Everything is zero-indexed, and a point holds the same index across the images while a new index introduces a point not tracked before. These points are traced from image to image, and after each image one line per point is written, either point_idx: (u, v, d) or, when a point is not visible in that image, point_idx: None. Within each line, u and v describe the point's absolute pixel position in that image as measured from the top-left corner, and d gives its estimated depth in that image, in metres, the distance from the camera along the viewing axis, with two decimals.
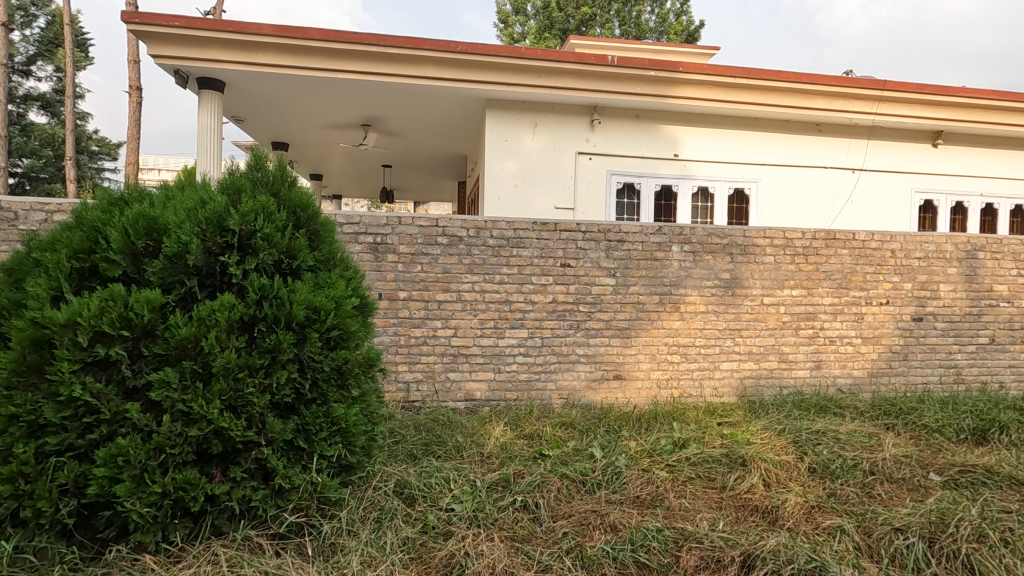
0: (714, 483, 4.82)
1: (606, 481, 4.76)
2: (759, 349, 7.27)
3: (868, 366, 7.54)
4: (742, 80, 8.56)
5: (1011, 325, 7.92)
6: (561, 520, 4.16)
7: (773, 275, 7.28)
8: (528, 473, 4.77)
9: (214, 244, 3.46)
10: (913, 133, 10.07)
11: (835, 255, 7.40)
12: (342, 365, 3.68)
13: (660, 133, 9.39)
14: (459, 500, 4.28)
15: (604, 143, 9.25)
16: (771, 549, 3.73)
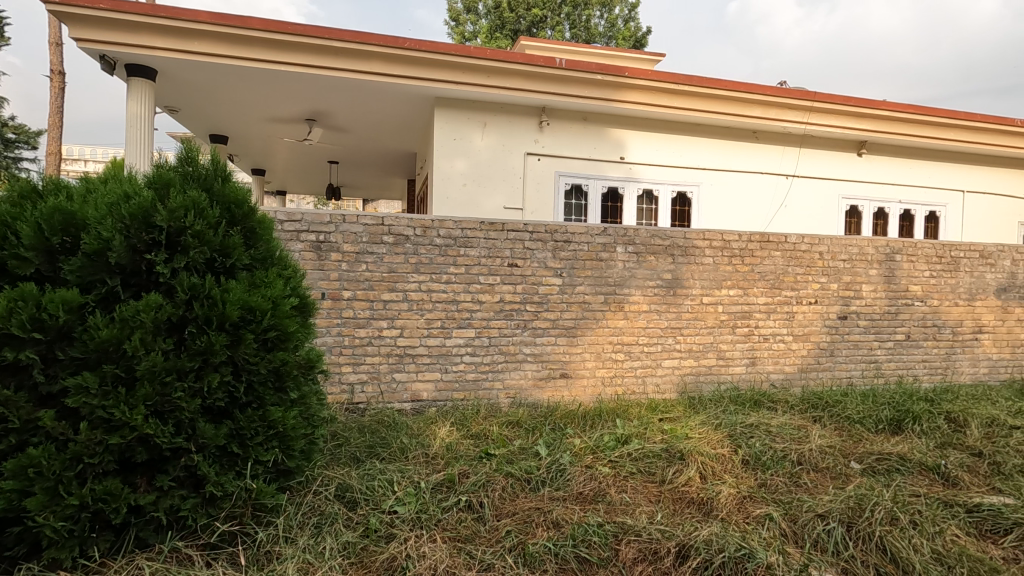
0: (655, 475, 3.04)
1: (554, 479, 2.96)
2: (771, 339, 4.81)
3: (938, 350, 5.29)
4: (690, 91, 5.85)
5: None
6: (506, 520, 2.57)
7: (717, 275, 4.67)
8: (473, 472, 2.96)
9: (141, 241, 2.10)
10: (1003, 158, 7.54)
11: (766, 257, 4.78)
12: (285, 364, 2.32)
13: (610, 137, 6.23)
14: (405, 502, 2.64)
15: (553, 145, 6.07)
16: (703, 537, 2.31)
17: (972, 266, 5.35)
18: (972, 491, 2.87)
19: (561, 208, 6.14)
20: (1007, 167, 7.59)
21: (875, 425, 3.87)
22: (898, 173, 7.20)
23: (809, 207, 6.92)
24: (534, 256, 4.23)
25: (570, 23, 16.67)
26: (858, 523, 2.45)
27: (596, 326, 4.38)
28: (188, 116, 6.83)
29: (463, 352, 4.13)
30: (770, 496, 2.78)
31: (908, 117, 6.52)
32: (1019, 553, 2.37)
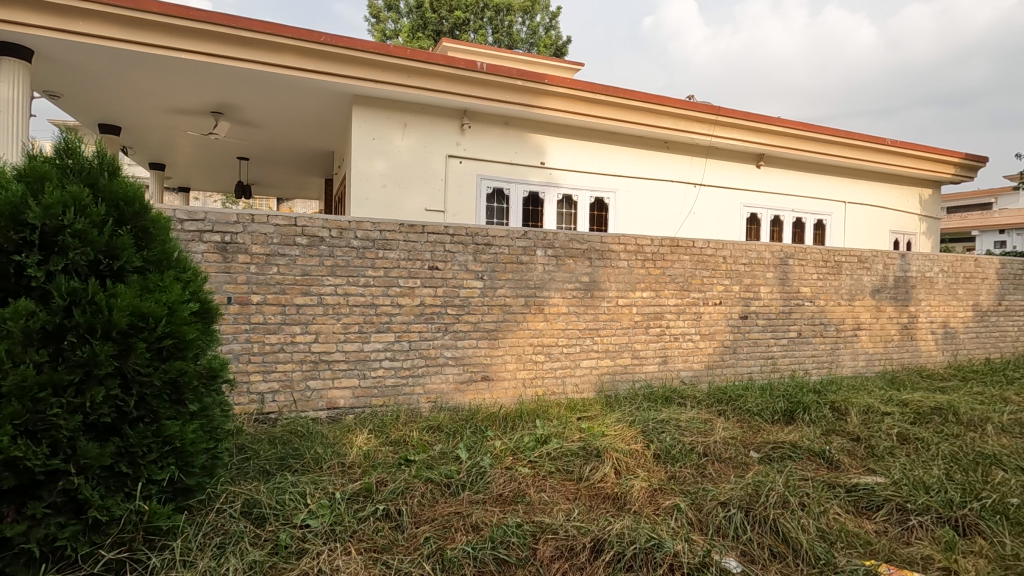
0: (573, 473, 3.12)
1: (474, 482, 2.96)
2: (681, 338, 5.09)
3: (826, 346, 5.83)
4: (606, 100, 6.09)
5: (957, 310, 6.72)
6: (425, 526, 2.53)
7: (632, 278, 4.87)
8: (392, 480, 2.90)
9: (8, 241, 1.87)
10: (877, 174, 8.44)
11: (676, 261, 5.05)
12: (184, 374, 2.17)
13: (531, 142, 6.33)
14: (318, 514, 2.53)
15: (475, 148, 6.08)
16: (616, 531, 2.39)
17: (852, 269, 5.94)
18: (851, 473, 3.19)
19: (483, 211, 6.16)
20: (880, 182, 8.51)
21: (771, 416, 4.19)
22: (792, 184, 7.86)
23: (714, 214, 7.39)
24: (454, 259, 4.21)
25: (493, 27, 16.75)
26: (755, 507, 2.65)
27: (517, 328, 4.43)
28: (73, 102, 6.18)
29: (382, 357, 4.03)
30: (678, 487, 2.94)
31: (799, 134, 7.15)
32: (888, 526, 2.65)
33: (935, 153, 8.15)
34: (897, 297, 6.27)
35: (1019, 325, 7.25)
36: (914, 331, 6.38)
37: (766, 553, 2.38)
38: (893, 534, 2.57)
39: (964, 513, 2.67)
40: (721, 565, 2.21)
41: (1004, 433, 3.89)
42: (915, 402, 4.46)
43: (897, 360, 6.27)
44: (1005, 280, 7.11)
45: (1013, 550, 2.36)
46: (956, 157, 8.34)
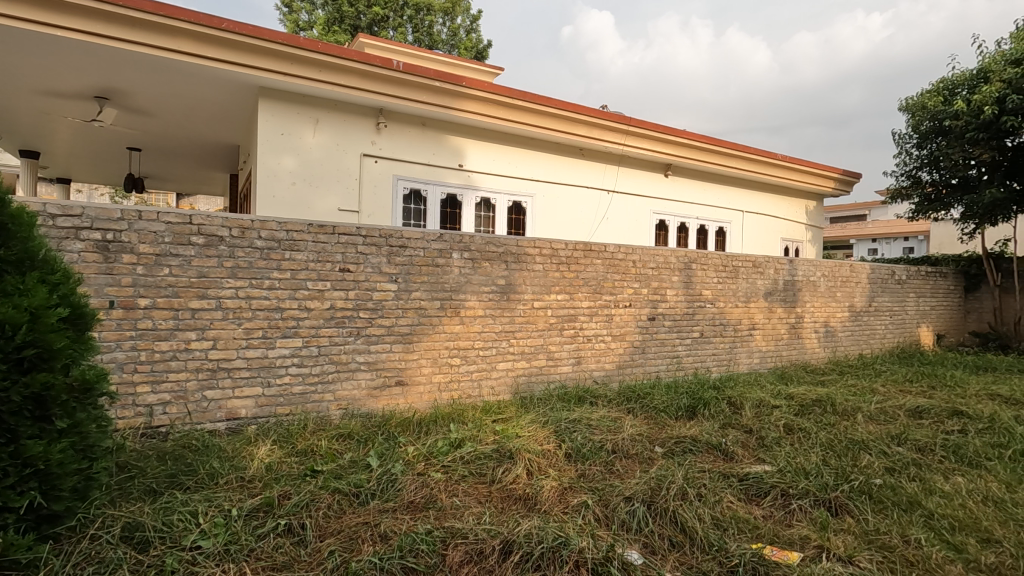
0: (486, 476, 3.13)
1: (384, 490, 2.89)
2: (593, 339, 5.26)
3: (725, 345, 6.26)
4: (521, 105, 6.19)
5: (835, 310, 7.44)
6: (330, 539, 2.44)
7: (546, 281, 4.97)
8: (296, 492, 2.77)
9: None
10: (769, 187, 9.19)
11: (589, 265, 5.21)
12: (49, 388, 1.95)
13: (449, 144, 6.30)
14: (210, 534, 2.36)
15: (390, 149, 5.95)
16: (525, 532, 2.42)
17: (747, 274, 6.41)
18: (743, 463, 3.43)
19: (399, 213, 6.04)
20: (772, 193, 9.27)
21: (674, 412, 4.43)
22: (696, 193, 8.37)
23: (626, 220, 7.71)
24: (367, 261, 4.09)
25: (413, 26, 16.51)
26: (656, 501, 2.79)
27: (432, 332, 4.38)
28: None
29: (288, 363, 3.84)
30: (587, 485, 3.03)
31: (700, 146, 7.64)
32: (773, 510, 2.87)
33: (817, 169, 9.00)
34: (786, 299, 6.84)
35: (886, 324, 8.16)
36: (800, 330, 6.99)
37: (665, 543, 2.50)
38: (778, 517, 2.78)
39: (836, 495, 2.94)
40: (624, 559, 2.28)
41: (872, 420, 4.36)
42: (799, 396, 4.89)
43: (785, 356, 6.84)
44: (874, 284, 7.98)
45: (874, 526, 2.64)
46: (833, 173, 9.25)
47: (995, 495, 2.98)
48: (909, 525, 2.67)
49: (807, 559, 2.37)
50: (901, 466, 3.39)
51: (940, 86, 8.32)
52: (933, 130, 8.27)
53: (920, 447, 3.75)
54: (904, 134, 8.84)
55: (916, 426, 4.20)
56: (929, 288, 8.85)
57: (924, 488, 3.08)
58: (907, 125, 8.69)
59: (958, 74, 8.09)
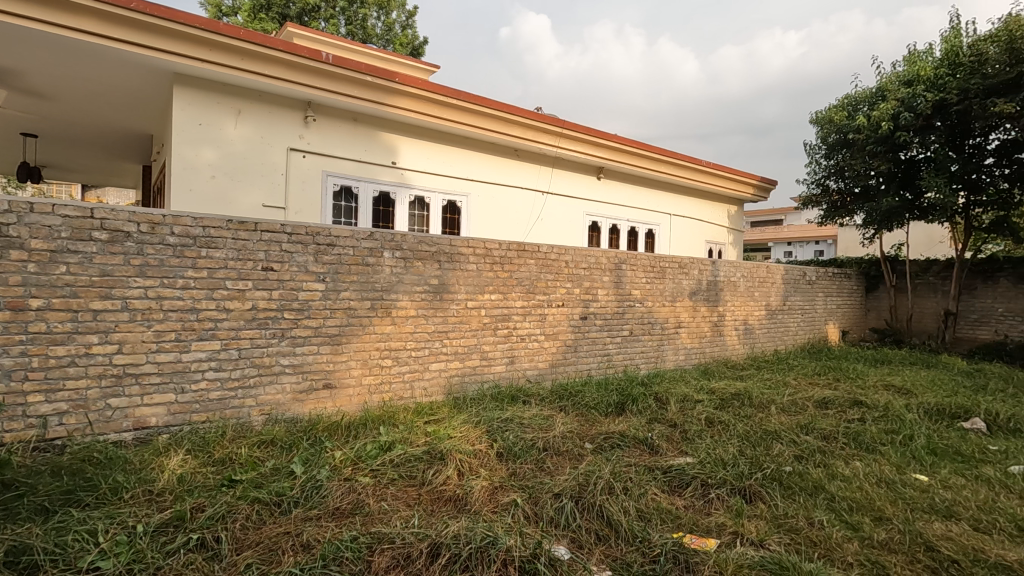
0: (416, 478, 3.09)
1: (308, 497, 2.78)
2: (526, 339, 5.31)
3: (653, 342, 6.50)
4: (456, 103, 6.16)
5: (754, 309, 7.90)
6: (247, 551, 2.31)
7: (480, 281, 4.97)
8: (211, 504, 2.61)
9: None
10: (695, 192, 9.63)
11: (522, 265, 5.25)
12: None
13: (381, 141, 6.16)
14: (111, 554, 2.19)
15: (319, 143, 5.74)
16: (453, 533, 2.39)
17: (674, 275, 6.69)
18: (667, 456, 3.57)
19: (329, 210, 5.84)
20: (697, 198, 9.72)
21: (605, 408, 4.56)
22: (627, 196, 8.63)
23: (560, 221, 7.83)
24: (292, 259, 3.93)
25: (346, 18, 16.07)
26: (584, 496, 2.85)
27: (362, 333, 4.27)
28: None
29: (204, 367, 3.61)
30: (517, 483, 3.06)
31: (630, 150, 7.90)
32: (694, 500, 3.00)
33: (737, 175, 9.53)
34: (709, 298, 7.19)
35: (798, 322, 8.75)
36: (722, 328, 7.37)
37: (592, 537, 2.56)
38: (698, 506, 2.91)
39: (750, 483, 3.11)
40: (551, 554, 2.31)
41: (784, 412, 4.66)
42: (720, 390, 5.15)
43: (708, 353, 7.20)
44: (788, 284, 8.54)
45: (783, 511, 2.82)
46: (751, 180, 9.83)
47: (887, 477, 3.27)
48: (813, 507, 2.87)
49: (722, 545, 2.50)
50: (808, 453, 3.65)
51: (845, 102, 9.02)
52: (839, 142, 8.96)
53: (825, 435, 4.05)
54: (814, 145, 9.52)
55: (822, 415, 4.54)
56: (835, 288, 9.58)
57: (827, 473, 3.33)
58: (817, 136, 9.37)
59: (860, 91, 8.81)
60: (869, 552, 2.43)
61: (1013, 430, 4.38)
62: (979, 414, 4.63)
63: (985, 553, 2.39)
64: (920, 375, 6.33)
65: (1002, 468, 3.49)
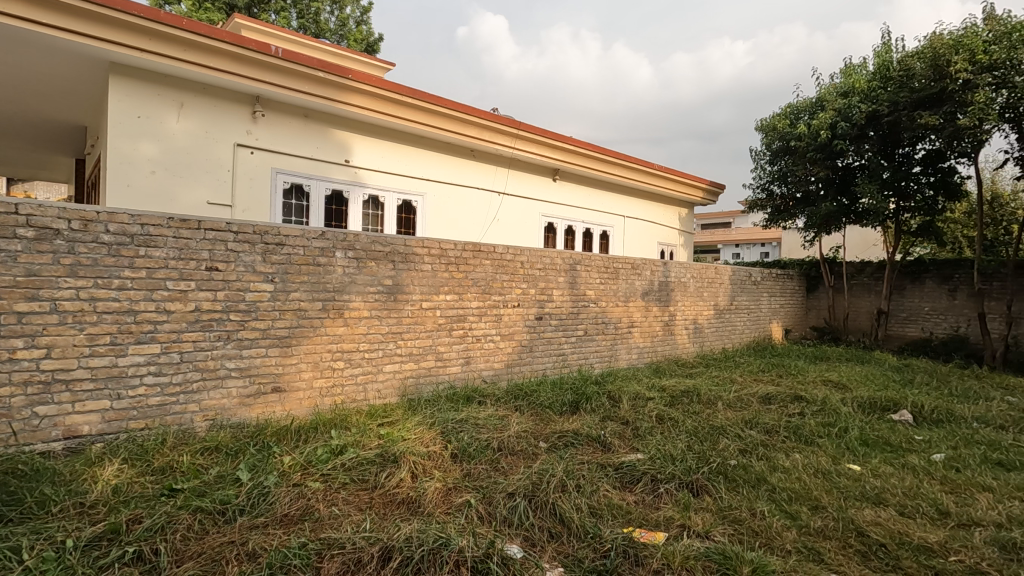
0: (368, 482, 3.04)
1: (254, 505, 2.69)
2: (482, 339, 5.31)
3: (607, 342, 6.62)
4: (411, 102, 6.10)
5: (703, 308, 8.16)
6: (189, 563, 2.22)
7: (435, 282, 4.94)
8: (149, 515, 2.50)
9: None
10: (647, 194, 9.87)
11: (478, 265, 5.25)
12: None
13: (333, 138, 6.03)
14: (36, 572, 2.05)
15: (268, 140, 5.56)
16: (405, 537, 2.37)
17: (627, 275, 6.83)
18: (619, 453, 3.64)
19: (278, 209, 5.67)
20: (650, 201, 9.97)
21: (559, 407, 4.61)
22: (582, 198, 8.77)
23: (516, 221, 7.87)
24: (239, 259, 3.79)
25: (297, 11, 15.66)
26: (537, 495, 2.87)
27: (313, 334, 4.17)
28: None
29: (142, 372, 3.44)
30: (471, 484, 3.06)
31: (585, 153, 8.03)
32: (644, 495, 3.08)
33: (687, 179, 9.83)
34: (660, 299, 7.39)
35: (744, 321, 9.10)
36: (673, 327, 7.58)
37: (544, 535, 2.59)
38: (648, 501, 2.99)
39: (697, 477, 3.22)
40: (503, 554, 2.32)
41: (730, 407, 4.84)
42: (670, 388, 5.30)
43: (660, 352, 7.39)
44: (735, 284, 8.87)
45: (728, 503, 2.93)
46: (701, 183, 10.16)
47: (823, 468, 3.44)
48: (755, 499, 2.99)
49: (670, 538, 2.57)
50: (751, 447, 3.81)
51: (788, 111, 9.44)
52: (782, 149, 9.37)
53: (767, 430, 4.22)
54: (759, 152, 9.92)
55: (765, 410, 4.74)
56: (779, 288, 10.01)
57: (769, 466, 3.47)
58: (762, 143, 9.77)
59: (801, 101, 9.24)
60: (806, 540, 2.55)
61: (936, 421, 4.69)
62: (906, 406, 4.94)
63: (909, 536, 2.55)
64: (855, 370, 6.69)
65: (925, 457, 3.74)
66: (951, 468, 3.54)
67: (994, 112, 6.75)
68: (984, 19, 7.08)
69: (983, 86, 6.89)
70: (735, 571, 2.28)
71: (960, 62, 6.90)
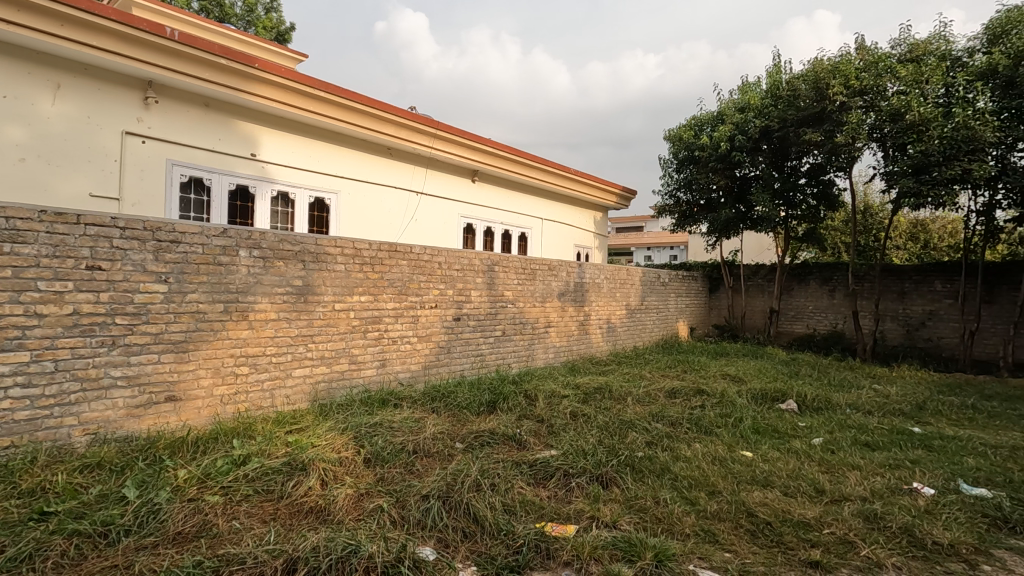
0: (274, 492, 2.89)
1: (142, 525, 2.48)
2: (398, 341, 5.22)
3: (524, 341, 6.73)
4: (323, 96, 5.88)
5: (616, 308, 8.51)
6: None
7: (348, 282, 4.79)
8: (13, 544, 2.23)
9: None
10: (565, 198, 10.15)
11: (393, 266, 5.16)
12: None
13: (238, 131, 5.69)
14: None
15: (163, 129, 5.14)
16: (311, 546, 2.28)
17: (544, 276, 6.98)
18: (534, 450, 3.71)
19: (175, 203, 5.25)
20: (567, 204, 10.26)
21: (476, 407, 4.63)
22: (501, 199, 8.85)
23: (434, 222, 7.80)
24: (126, 257, 3.47)
25: None
26: (452, 496, 2.87)
27: (214, 338, 3.90)
28: None
29: (8, 384, 3.04)
30: (384, 488, 3.00)
31: (503, 155, 8.14)
32: (557, 490, 3.16)
33: (601, 184, 10.23)
34: (576, 299, 7.61)
35: (654, 320, 9.58)
36: (588, 326, 7.84)
37: (458, 535, 2.59)
38: (560, 496, 3.08)
39: (607, 469, 3.35)
40: (416, 557, 2.30)
41: (638, 402, 5.09)
42: (584, 385, 5.49)
43: (575, 350, 7.61)
44: (645, 285, 9.32)
45: (634, 493, 3.09)
46: (614, 188, 10.60)
47: (719, 455, 3.71)
48: (659, 488, 3.17)
49: (580, 530, 2.67)
50: (657, 439, 4.02)
51: (692, 122, 10.07)
52: (687, 158, 9.97)
53: (672, 422, 4.48)
54: (667, 160, 10.51)
55: (670, 404, 5.02)
56: (685, 289, 10.64)
57: (672, 456, 3.69)
58: (669, 152, 10.34)
59: (704, 114, 9.90)
60: (703, 523, 2.74)
61: (816, 408, 5.20)
62: (792, 396, 5.42)
63: (791, 514, 2.81)
64: (749, 364, 7.26)
65: (806, 441, 4.13)
66: (827, 450, 3.94)
67: (864, 132, 7.59)
68: (856, 48, 7.96)
69: (856, 109, 7.72)
70: (639, 557, 2.40)
71: (837, 86, 7.68)
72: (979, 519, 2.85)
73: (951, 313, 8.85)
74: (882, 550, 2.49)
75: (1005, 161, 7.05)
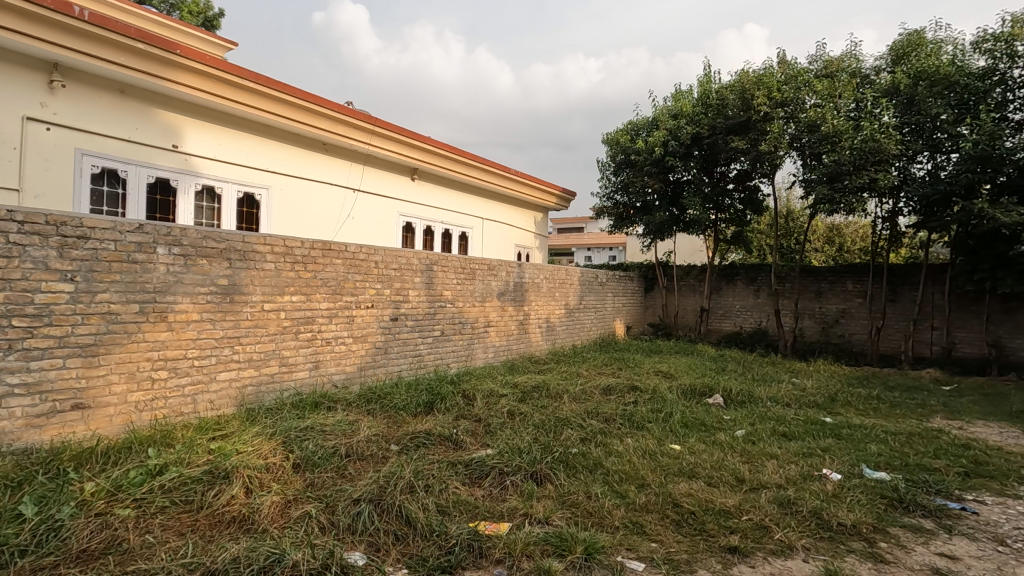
0: (193, 502, 2.74)
1: (41, 544, 2.29)
2: (332, 342, 5.07)
3: (463, 341, 6.71)
4: (253, 88, 5.65)
5: (555, 307, 8.63)
6: None
7: (279, 282, 4.62)
8: None
9: None
10: (506, 198, 10.21)
11: (327, 264, 5.01)
12: None
13: (158, 120, 5.36)
14: None
15: (71, 115, 4.76)
16: (232, 557, 2.18)
17: (483, 276, 6.99)
18: (469, 450, 3.71)
19: (86, 196, 4.88)
20: (508, 204, 10.33)
21: (413, 408, 4.58)
22: (441, 198, 8.80)
23: (372, 220, 7.64)
24: (25, 254, 3.19)
25: None
26: (384, 498, 2.82)
27: (128, 340, 3.65)
28: None
29: None
30: (313, 494, 2.91)
31: (443, 154, 8.10)
32: (492, 488, 3.17)
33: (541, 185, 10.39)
34: (515, 299, 7.67)
35: (591, 318, 9.79)
36: (527, 326, 7.92)
37: (390, 538, 2.55)
38: (495, 495, 3.09)
39: (541, 466, 3.40)
40: (344, 563, 2.25)
41: (574, 399, 5.19)
42: (522, 384, 5.54)
43: (514, 350, 7.66)
44: (584, 285, 9.51)
45: (567, 488, 3.15)
46: (553, 190, 10.78)
47: (650, 449, 3.84)
48: (591, 483, 3.25)
49: (513, 527, 2.69)
50: (591, 435, 4.12)
51: (629, 127, 10.37)
52: (624, 162, 10.26)
53: (606, 418, 4.60)
54: (605, 163, 10.77)
55: (604, 400, 5.15)
56: (622, 289, 10.95)
57: (605, 451, 3.79)
58: (608, 155, 10.60)
59: (640, 119, 10.22)
60: (632, 515, 2.83)
61: (740, 401, 5.48)
62: (719, 391, 5.69)
63: (713, 503, 2.95)
64: (681, 361, 7.57)
65: (730, 433, 4.35)
66: (747, 441, 4.17)
67: (784, 141, 8.07)
68: (778, 63, 8.46)
69: (778, 119, 8.21)
70: (570, 551, 2.45)
71: (761, 97, 8.14)
72: (878, 500, 3.10)
73: (860, 311, 9.56)
74: (793, 533, 2.66)
75: (907, 172, 7.72)
